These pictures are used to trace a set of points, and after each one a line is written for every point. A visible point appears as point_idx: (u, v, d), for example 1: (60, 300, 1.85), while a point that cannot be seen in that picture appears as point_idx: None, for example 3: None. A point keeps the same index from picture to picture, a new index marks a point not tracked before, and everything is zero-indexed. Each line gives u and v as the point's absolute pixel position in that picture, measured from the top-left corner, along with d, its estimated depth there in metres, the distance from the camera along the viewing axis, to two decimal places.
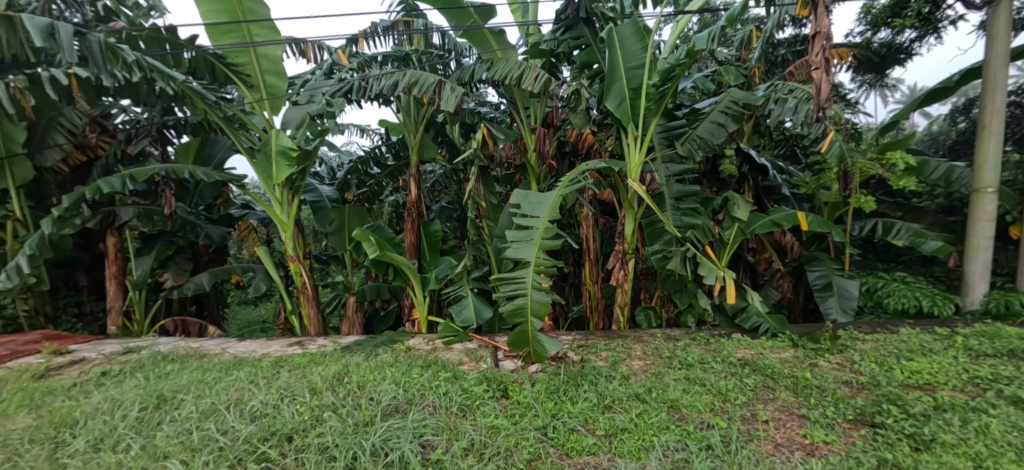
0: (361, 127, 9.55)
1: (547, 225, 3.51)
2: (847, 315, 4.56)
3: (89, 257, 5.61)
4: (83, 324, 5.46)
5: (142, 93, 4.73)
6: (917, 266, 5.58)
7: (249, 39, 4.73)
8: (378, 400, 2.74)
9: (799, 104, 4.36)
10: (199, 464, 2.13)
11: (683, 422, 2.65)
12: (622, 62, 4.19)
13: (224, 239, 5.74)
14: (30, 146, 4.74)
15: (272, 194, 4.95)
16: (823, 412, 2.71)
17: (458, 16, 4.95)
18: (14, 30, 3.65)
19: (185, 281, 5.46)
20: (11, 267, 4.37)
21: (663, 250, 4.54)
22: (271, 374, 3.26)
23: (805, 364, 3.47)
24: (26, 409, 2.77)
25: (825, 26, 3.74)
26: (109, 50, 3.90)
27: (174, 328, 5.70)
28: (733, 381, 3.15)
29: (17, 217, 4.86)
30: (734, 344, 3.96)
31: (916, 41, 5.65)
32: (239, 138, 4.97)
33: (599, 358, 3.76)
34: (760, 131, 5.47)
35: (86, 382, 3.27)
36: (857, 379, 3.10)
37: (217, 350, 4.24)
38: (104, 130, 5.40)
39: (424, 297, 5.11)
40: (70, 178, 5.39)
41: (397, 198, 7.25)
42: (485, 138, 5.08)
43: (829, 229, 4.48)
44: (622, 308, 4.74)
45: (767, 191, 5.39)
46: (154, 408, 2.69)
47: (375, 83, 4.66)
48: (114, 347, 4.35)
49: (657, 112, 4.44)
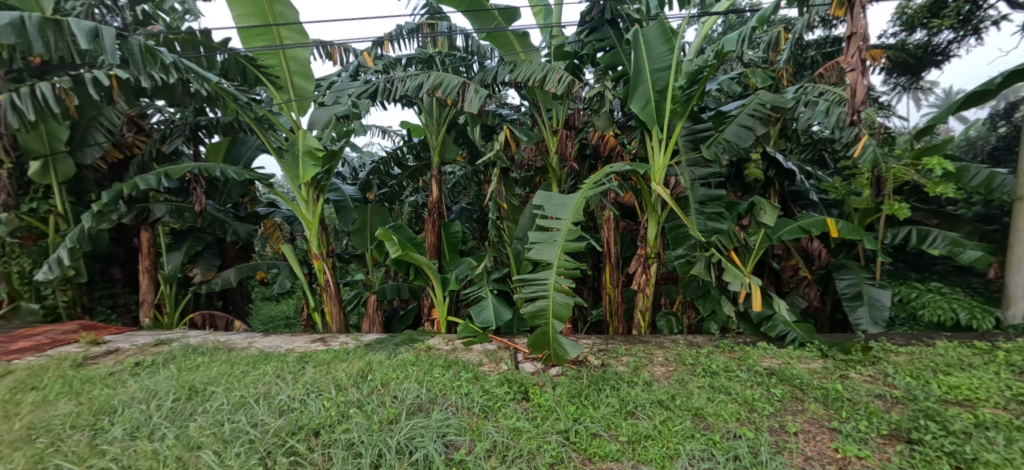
0: (383, 128, 9.69)
1: (570, 226, 3.47)
2: (878, 326, 4.40)
3: (124, 251, 5.84)
4: (117, 315, 5.69)
5: (177, 93, 4.89)
6: (953, 276, 5.37)
7: (279, 41, 4.87)
8: (402, 398, 2.77)
9: (831, 106, 4.30)
10: (231, 455, 2.19)
11: (708, 431, 2.59)
12: (647, 64, 4.16)
13: (251, 236, 5.91)
14: (72, 144, 4.96)
15: (297, 193, 5.05)
16: (855, 426, 2.63)
17: (483, 18, 4.98)
18: (61, 33, 3.82)
19: (213, 277, 5.62)
20: (52, 259, 4.60)
21: (686, 255, 4.45)
22: (296, 369, 3.32)
23: (836, 375, 3.37)
24: (67, 395, 2.89)
25: (862, 26, 3.67)
26: (149, 53, 4.04)
27: (202, 321, 5.88)
28: (760, 390, 3.08)
29: (59, 211, 5.08)
30: (760, 352, 3.87)
31: (954, 42, 5.45)
32: (268, 138, 5.08)
33: (620, 363, 3.72)
34: (787, 135, 5.38)
35: (121, 371, 3.40)
36: (891, 393, 2.97)
37: (244, 344, 4.34)
38: (140, 130, 5.65)
39: (443, 298, 5.12)
40: (107, 175, 5.63)
41: (416, 199, 7.36)
42: (507, 139, 5.16)
43: (861, 236, 4.31)
44: (643, 313, 4.69)
45: (794, 196, 5.29)
46: (186, 399, 2.77)
47: (400, 85, 4.72)
48: (146, 339, 4.51)
49: (684, 114, 4.35)
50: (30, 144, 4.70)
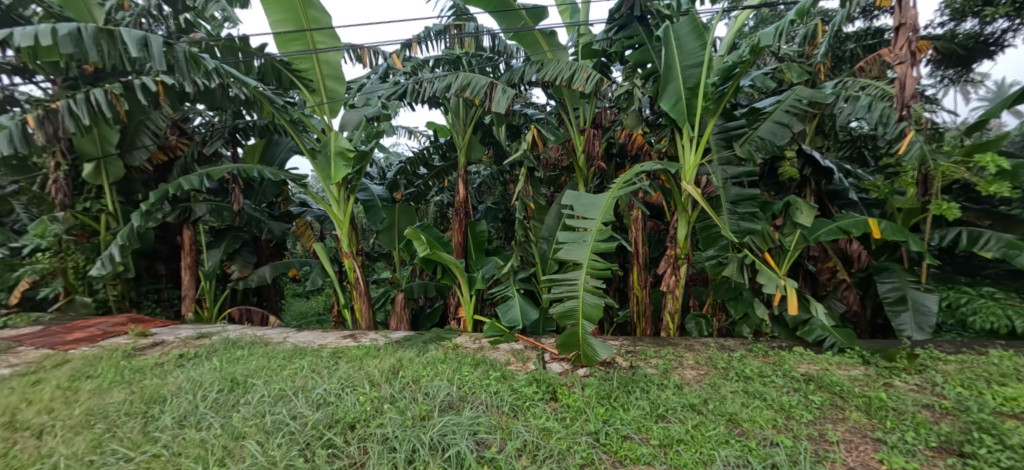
0: (410, 129, 9.85)
1: (600, 226, 3.44)
2: (924, 332, 4.19)
3: (168, 248, 6.13)
4: (162, 309, 5.98)
5: (217, 98, 5.10)
6: (1007, 281, 5.06)
7: (313, 46, 5.00)
8: (433, 395, 2.81)
9: (874, 101, 4.16)
10: (273, 445, 2.27)
11: (743, 437, 2.52)
12: (678, 61, 4.08)
13: (285, 235, 6.11)
14: (121, 147, 5.24)
15: (329, 192, 5.18)
16: (901, 436, 2.51)
17: (510, 18, 4.99)
18: (114, 43, 4.03)
19: (250, 273, 5.83)
20: (105, 256, 4.87)
21: (718, 256, 4.35)
22: (330, 364, 3.41)
23: (878, 383, 3.23)
24: (120, 384, 3.05)
25: (911, 17, 3.75)
26: (193, 59, 4.23)
27: (240, 316, 6.11)
28: (797, 396, 2.98)
29: (111, 211, 5.38)
30: (796, 358, 3.75)
31: (1009, 32, 5.15)
32: (302, 139, 5.23)
33: (649, 365, 3.66)
34: (825, 131, 5.18)
35: (167, 362, 3.57)
36: (941, 403, 2.83)
37: (279, 339, 4.50)
38: (183, 133, 5.92)
39: (470, 297, 5.16)
40: (153, 176, 5.93)
41: (443, 198, 7.45)
42: (535, 139, 5.16)
43: (906, 237, 4.10)
44: (672, 315, 4.60)
45: (831, 195, 5.10)
46: (229, 391, 2.89)
47: (428, 86, 4.78)
48: (190, 332, 4.72)
49: (716, 112, 4.26)
50: (85, 147, 4.97)
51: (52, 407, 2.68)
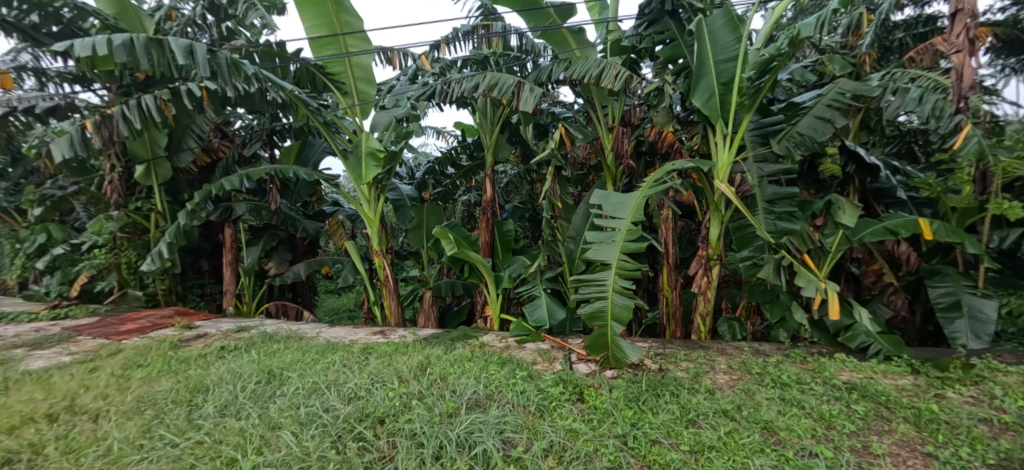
0: (438, 129, 9.95)
1: (629, 226, 3.36)
2: (981, 341, 3.91)
3: (210, 245, 6.42)
4: (205, 303, 6.27)
5: (256, 101, 5.28)
6: None
7: (345, 49, 5.11)
8: (460, 392, 2.82)
9: (925, 93, 3.91)
10: (307, 436, 2.33)
11: (780, 446, 2.41)
12: (712, 55, 3.93)
13: (318, 233, 6.29)
14: (169, 149, 5.52)
15: (360, 192, 5.28)
16: (955, 451, 2.34)
17: (538, 17, 4.96)
18: (163, 51, 4.24)
19: (285, 270, 6.03)
20: (154, 252, 5.14)
21: (753, 257, 4.18)
22: (361, 359, 3.48)
23: (929, 393, 3.03)
24: (166, 373, 3.21)
25: (969, 2, 3.47)
26: (234, 65, 4.39)
27: (276, 311, 6.34)
28: (838, 405, 2.83)
29: (159, 209, 5.67)
30: (838, 364, 3.56)
31: None
32: (335, 140, 5.36)
33: (679, 368, 3.56)
34: (870, 126, 4.92)
35: (209, 354, 3.73)
36: (1000, 417, 2.62)
37: (313, 334, 4.64)
38: (225, 135, 6.18)
39: (496, 295, 5.16)
40: (198, 177, 6.24)
41: (470, 198, 7.49)
42: (562, 138, 5.11)
43: (961, 239, 3.83)
44: (703, 317, 4.47)
45: (877, 194, 4.83)
46: (266, 382, 2.99)
47: (457, 86, 4.80)
48: (229, 326, 4.92)
49: (752, 108, 4.11)
50: (137, 150, 5.24)
51: (106, 393, 2.84)
